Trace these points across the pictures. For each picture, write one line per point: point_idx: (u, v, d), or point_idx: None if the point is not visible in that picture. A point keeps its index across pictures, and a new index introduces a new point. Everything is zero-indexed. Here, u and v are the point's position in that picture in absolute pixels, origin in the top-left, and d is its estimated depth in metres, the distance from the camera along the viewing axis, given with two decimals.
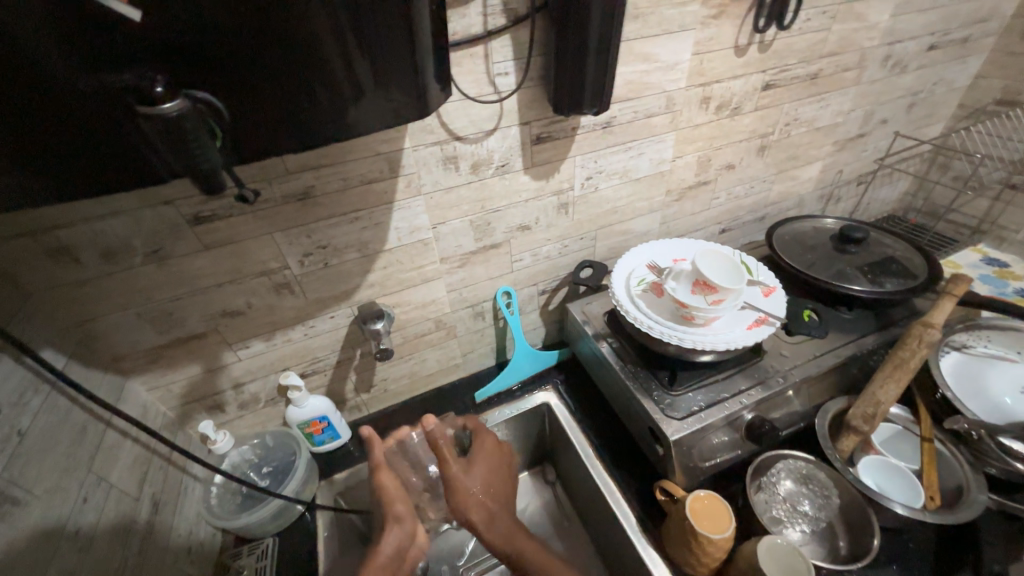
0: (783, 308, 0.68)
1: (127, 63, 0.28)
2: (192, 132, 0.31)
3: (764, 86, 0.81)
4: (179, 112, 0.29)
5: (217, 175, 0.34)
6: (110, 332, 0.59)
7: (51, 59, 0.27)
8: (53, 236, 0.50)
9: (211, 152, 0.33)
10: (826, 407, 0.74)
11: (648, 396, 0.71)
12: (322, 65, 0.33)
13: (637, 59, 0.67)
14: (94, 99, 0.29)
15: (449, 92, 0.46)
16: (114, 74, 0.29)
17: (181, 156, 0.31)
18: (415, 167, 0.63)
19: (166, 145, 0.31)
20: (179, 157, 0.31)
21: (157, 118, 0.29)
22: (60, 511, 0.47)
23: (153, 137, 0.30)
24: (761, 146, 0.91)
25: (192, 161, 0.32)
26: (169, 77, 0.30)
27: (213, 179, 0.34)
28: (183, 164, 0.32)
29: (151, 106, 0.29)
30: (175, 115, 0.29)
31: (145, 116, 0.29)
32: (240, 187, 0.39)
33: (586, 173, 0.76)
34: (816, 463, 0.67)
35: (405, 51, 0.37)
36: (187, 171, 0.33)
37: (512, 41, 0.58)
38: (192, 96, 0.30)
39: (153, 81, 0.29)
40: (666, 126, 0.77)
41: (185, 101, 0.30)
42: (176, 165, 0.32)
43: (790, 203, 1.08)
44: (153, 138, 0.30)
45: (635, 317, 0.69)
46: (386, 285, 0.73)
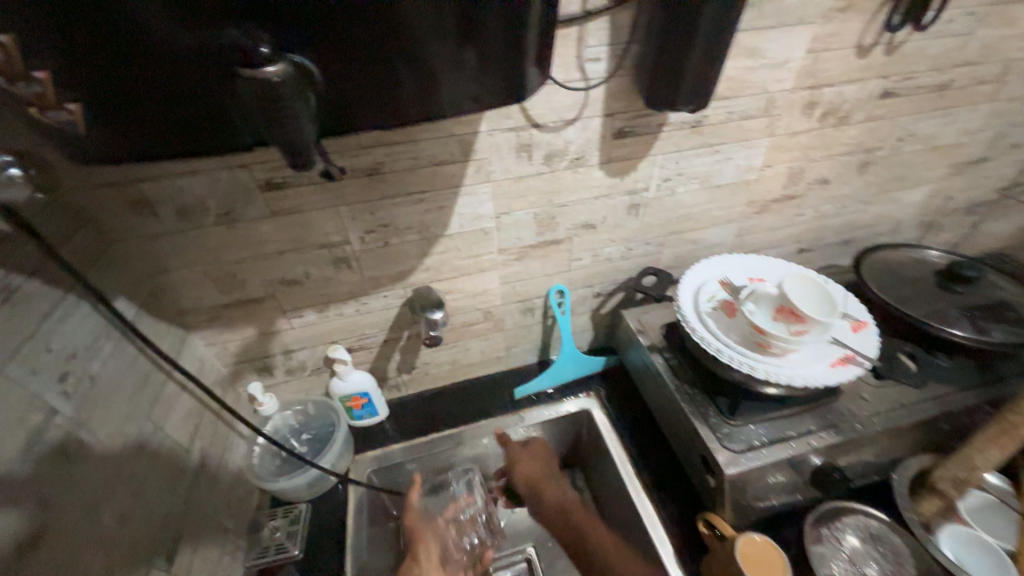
0: (874, 347, 0.61)
1: (230, 20, 0.27)
2: (288, 99, 0.29)
3: (882, 94, 0.72)
4: (281, 77, 0.28)
5: (305, 150, 0.32)
6: (178, 286, 0.61)
7: (155, 9, 0.26)
8: (137, 188, 0.51)
9: (305, 123, 0.30)
10: (907, 462, 0.66)
11: (704, 422, 0.66)
12: (424, 33, 0.30)
13: (743, 53, 0.60)
14: (190, 58, 0.27)
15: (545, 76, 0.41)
16: (216, 32, 0.27)
17: (272, 127, 0.30)
18: (487, 152, 0.60)
19: (262, 114, 0.29)
20: (272, 129, 0.30)
21: (259, 82, 0.28)
22: (119, 455, 0.49)
23: (249, 101, 0.29)
24: (864, 162, 0.81)
25: (281, 132, 0.30)
26: (269, 38, 0.28)
27: (302, 153, 0.31)
28: (275, 134, 0.30)
29: (253, 68, 0.28)
30: (277, 80, 0.28)
31: (246, 79, 0.28)
32: (327, 164, 0.37)
33: (665, 174, 0.71)
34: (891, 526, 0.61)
35: (512, 23, 0.33)
36: (274, 142, 0.31)
37: (609, 24, 0.53)
38: (292, 60, 0.28)
39: (256, 41, 0.27)
40: (761, 131, 0.70)
41: (286, 65, 0.28)
42: (268, 135, 0.30)
43: (884, 228, 0.96)
44: (251, 104, 0.29)
45: (702, 337, 0.64)
46: (441, 270, 0.71)
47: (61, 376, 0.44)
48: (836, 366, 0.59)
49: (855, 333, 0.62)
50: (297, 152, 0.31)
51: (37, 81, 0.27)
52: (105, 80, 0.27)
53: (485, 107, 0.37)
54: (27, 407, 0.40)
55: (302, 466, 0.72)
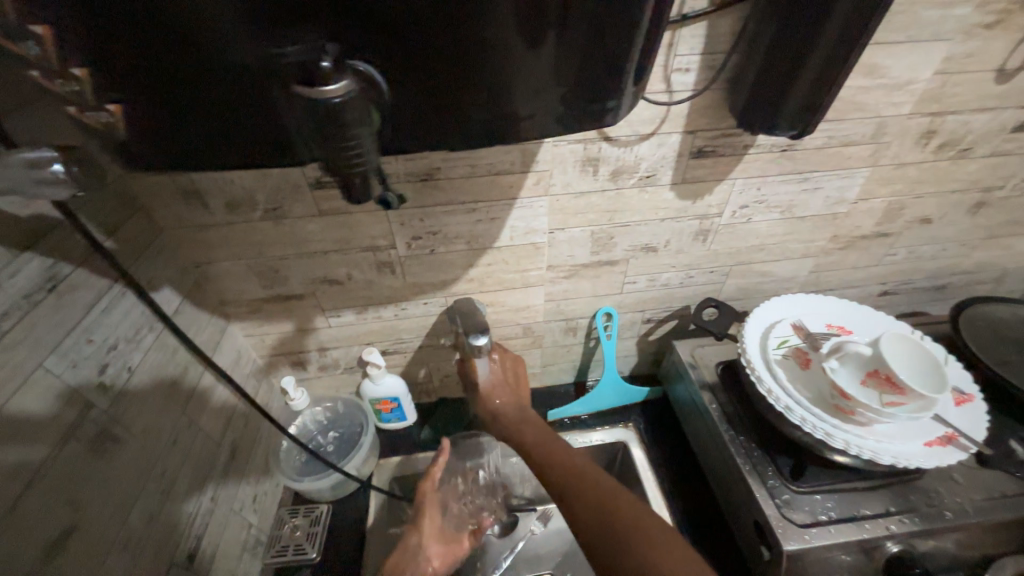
0: (979, 430, 0.52)
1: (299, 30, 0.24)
2: (352, 124, 0.25)
3: (1016, 127, 0.61)
4: (343, 98, 0.24)
5: (364, 176, 0.28)
6: (222, 277, 0.60)
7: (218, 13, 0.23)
8: (188, 178, 0.50)
9: (367, 146, 0.27)
10: (1003, 563, 0.57)
11: (761, 484, 0.59)
12: (514, 45, 0.26)
13: (858, 71, 0.52)
14: (246, 70, 0.25)
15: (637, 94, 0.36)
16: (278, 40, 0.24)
17: (331, 153, 0.26)
18: (550, 164, 0.55)
19: (318, 138, 0.25)
20: (330, 155, 0.26)
21: (318, 102, 0.24)
22: (150, 451, 0.49)
23: (305, 122, 0.25)
24: (978, 202, 0.71)
25: (344, 161, 0.26)
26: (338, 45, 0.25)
27: (361, 180, 0.28)
28: (331, 159, 0.27)
29: (316, 88, 0.24)
30: (339, 102, 0.24)
31: (303, 97, 0.24)
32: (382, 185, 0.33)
33: (742, 200, 0.63)
34: None
35: (616, 38, 0.28)
36: (330, 169, 0.27)
37: (706, 31, 0.47)
38: (357, 72, 0.25)
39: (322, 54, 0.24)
40: (863, 160, 0.61)
41: (353, 83, 0.24)
42: (323, 159, 0.27)
43: (986, 276, 0.84)
44: (307, 125, 0.25)
45: (769, 389, 0.57)
46: (485, 282, 0.67)
47: (100, 368, 0.44)
48: (933, 445, 0.51)
49: (958, 407, 0.55)
50: (355, 181, 0.28)
51: (78, 78, 0.25)
52: (151, 82, 0.25)
53: (568, 130, 0.33)
54: (65, 400, 0.40)
55: (325, 469, 0.70)
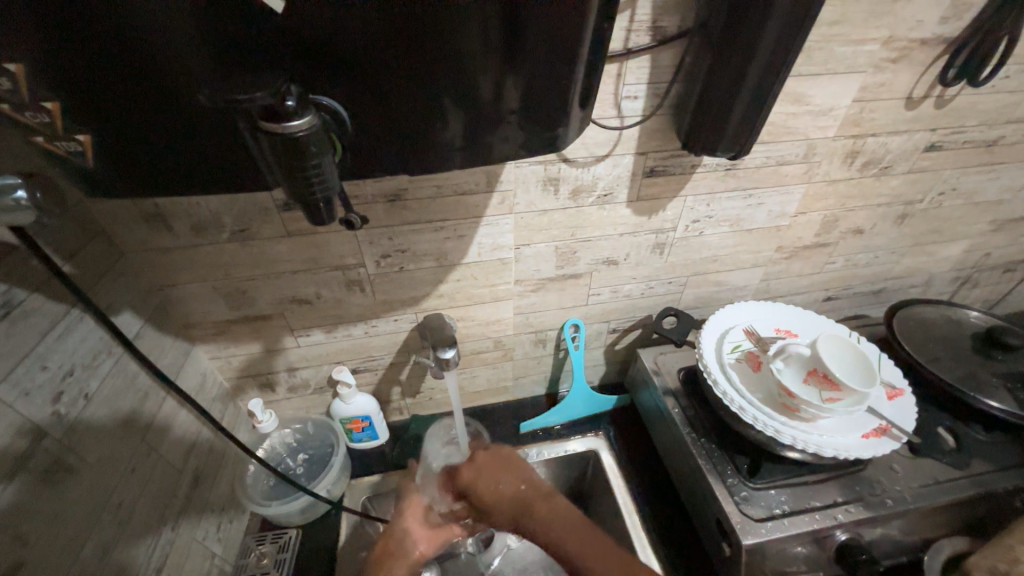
0: (909, 421, 0.58)
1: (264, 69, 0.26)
2: (314, 154, 0.27)
3: (928, 147, 0.69)
4: (307, 131, 0.26)
5: (327, 201, 0.30)
6: (185, 299, 0.59)
7: (189, 55, 0.25)
8: (152, 202, 0.50)
9: (330, 175, 0.28)
10: (940, 545, 0.62)
11: (721, 482, 0.62)
12: (466, 81, 0.29)
13: (787, 99, 0.57)
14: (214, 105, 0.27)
15: (586, 122, 0.39)
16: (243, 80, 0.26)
17: (294, 181, 0.27)
18: (513, 184, 0.57)
19: (280, 168, 0.27)
20: (293, 183, 0.28)
21: (280, 136, 0.25)
22: (106, 482, 0.47)
23: (268, 153, 0.26)
24: (902, 214, 0.78)
25: (305, 189, 0.28)
26: (298, 83, 0.27)
27: (324, 206, 0.30)
28: (294, 188, 0.28)
29: (279, 124, 0.25)
30: (303, 135, 0.26)
31: (266, 130, 0.26)
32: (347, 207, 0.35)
33: (694, 215, 0.68)
34: None
35: (560, 74, 0.31)
36: (293, 195, 0.29)
37: (650, 64, 0.51)
38: (320, 105, 0.27)
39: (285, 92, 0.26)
40: (798, 177, 0.67)
41: (314, 118, 0.26)
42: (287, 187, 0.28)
43: (916, 280, 0.92)
44: (269, 156, 0.27)
45: (724, 391, 0.60)
46: (455, 297, 0.69)
47: (54, 396, 0.43)
48: (869, 437, 0.56)
49: (891, 401, 0.60)
50: (318, 205, 0.29)
51: (47, 112, 0.26)
52: (119, 116, 0.26)
53: (522, 152, 0.35)
54: (17, 430, 0.39)
55: (295, 491, 0.69)
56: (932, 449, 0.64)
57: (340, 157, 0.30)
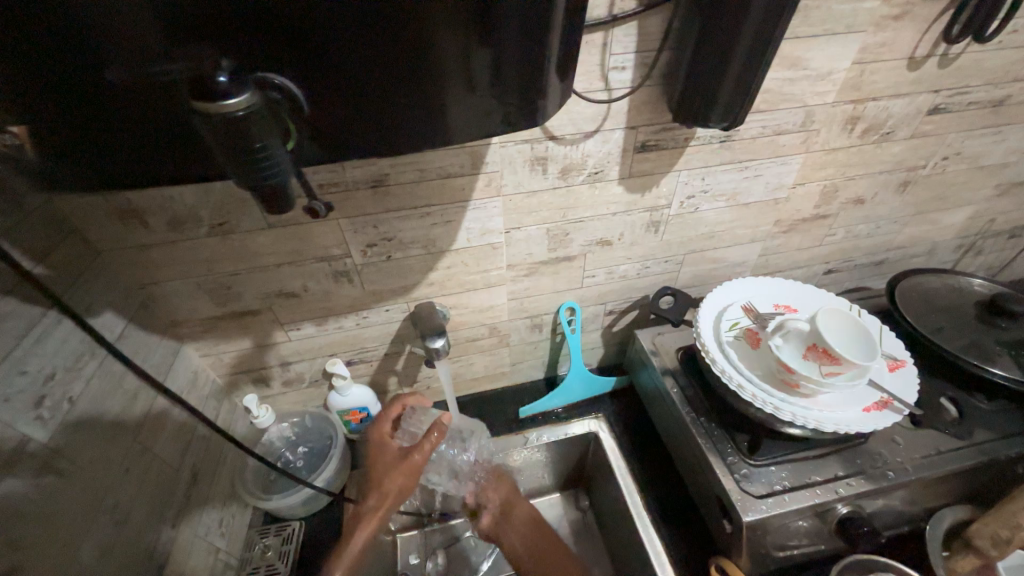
0: (913, 393, 0.56)
1: (209, 42, 0.24)
2: (258, 137, 0.25)
3: (931, 110, 0.66)
4: (246, 110, 0.24)
5: (282, 189, 0.28)
6: (169, 297, 0.58)
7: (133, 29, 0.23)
8: (123, 197, 0.48)
9: (280, 161, 0.27)
10: (943, 513, 0.61)
11: (720, 460, 0.61)
12: (430, 52, 0.27)
13: (783, 64, 0.55)
14: (160, 86, 0.25)
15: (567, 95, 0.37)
16: (183, 55, 0.24)
17: (240, 166, 0.26)
18: (499, 165, 0.55)
19: (223, 153, 0.25)
20: (240, 169, 0.26)
21: (215, 117, 0.24)
22: (99, 482, 0.47)
23: (207, 136, 0.25)
24: (904, 182, 0.76)
25: (256, 174, 0.26)
26: (238, 60, 0.25)
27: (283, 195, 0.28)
28: (250, 176, 0.26)
29: (214, 103, 0.23)
30: (242, 114, 0.24)
31: (199, 111, 0.24)
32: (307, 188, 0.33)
33: (688, 190, 0.66)
34: None
35: (533, 40, 0.29)
36: (244, 183, 0.27)
37: (637, 31, 0.49)
38: (267, 82, 0.26)
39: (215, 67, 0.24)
40: (795, 147, 0.64)
41: (254, 95, 0.24)
42: (242, 177, 0.27)
43: (918, 249, 0.90)
44: (209, 139, 0.25)
45: (722, 369, 0.60)
46: (446, 285, 0.67)
47: (37, 401, 0.42)
48: (870, 411, 0.55)
49: (892, 373, 0.58)
50: (275, 193, 0.28)
51: None
52: (54, 100, 0.25)
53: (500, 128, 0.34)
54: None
55: (295, 485, 0.69)
56: (935, 419, 0.64)
57: (294, 140, 0.29)
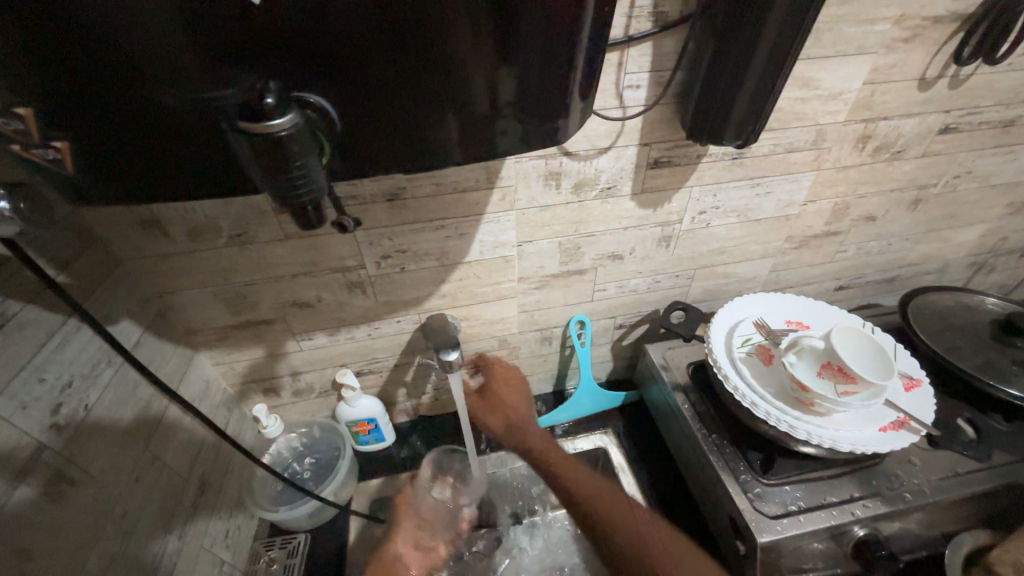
0: (929, 413, 0.56)
1: (249, 65, 0.25)
2: (297, 156, 0.26)
3: (942, 129, 0.66)
4: (288, 129, 0.24)
5: (316, 207, 0.28)
6: (185, 306, 0.58)
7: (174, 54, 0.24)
8: (146, 208, 0.49)
9: (316, 179, 0.27)
10: (960, 539, 0.60)
11: (733, 479, 0.61)
12: (459, 72, 0.28)
13: (795, 84, 0.56)
14: (199, 107, 0.26)
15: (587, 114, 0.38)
16: (229, 81, 0.25)
17: (277, 184, 0.26)
18: (514, 179, 0.56)
19: (259, 170, 0.26)
20: (277, 187, 0.26)
21: (258, 136, 0.24)
22: (111, 489, 0.47)
23: (246, 155, 0.25)
24: (915, 199, 0.76)
25: (293, 192, 0.27)
26: (278, 81, 0.26)
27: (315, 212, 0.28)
28: (285, 195, 0.27)
29: (257, 124, 0.24)
30: (284, 134, 0.24)
31: (241, 130, 0.24)
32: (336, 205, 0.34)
33: (700, 206, 0.66)
34: None
35: (558, 63, 0.30)
36: (276, 198, 0.27)
37: (652, 51, 0.49)
38: (304, 101, 0.26)
39: (261, 91, 0.24)
40: (807, 165, 0.65)
41: (296, 116, 0.25)
42: (276, 195, 0.27)
43: (929, 267, 0.90)
44: (247, 158, 0.25)
45: (735, 386, 0.59)
46: (457, 297, 0.68)
47: (54, 408, 0.43)
48: (887, 431, 0.54)
49: (908, 392, 0.58)
50: (308, 210, 0.28)
51: (20, 117, 0.25)
52: (97, 120, 0.26)
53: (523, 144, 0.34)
54: (14, 445, 0.39)
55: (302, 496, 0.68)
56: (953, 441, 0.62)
57: (327, 159, 0.29)
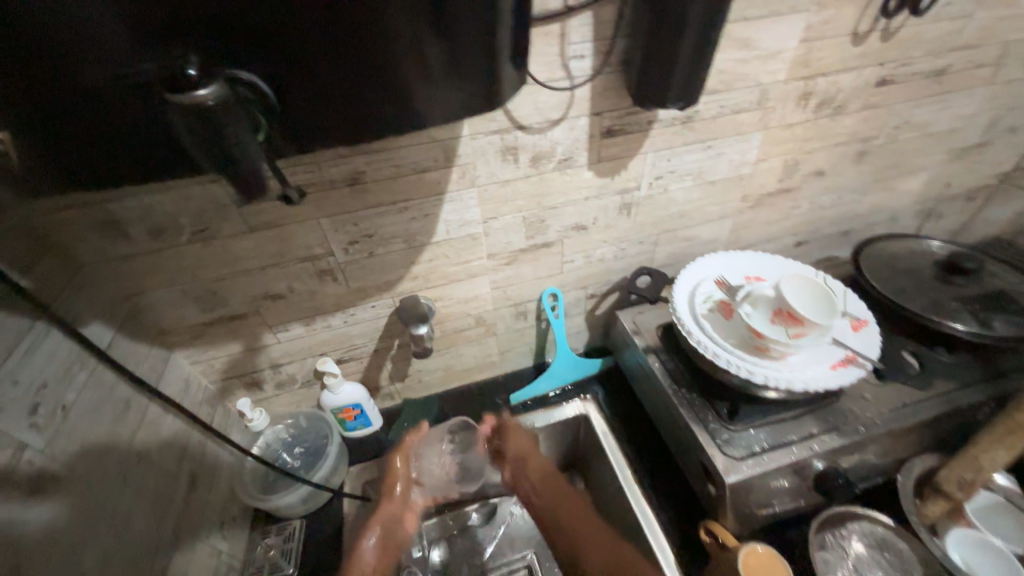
0: (874, 349, 0.60)
1: (176, 41, 0.26)
2: (228, 125, 0.27)
3: (879, 82, 0.70)
4: (214, 99, 0.26)
5: (255, 176, 0.30)
6: (156, 306, 0.59)
7: (103, 36, 0.25)
8: (103, 208, 0.49)
9: (250, 144, 0.29)
10: (911, 464, 0.65)
11: (702, 427, 0.64)
12: (388, 42, 0.29)
13: (734, 46, 0.58)
14: (132, 85, 0.27)
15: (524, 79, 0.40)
16: (151, 51, 0.26)
17: (211, 150, 0.28)
18: (471, 156, 0.57)
19: (196, 141, 0.27)
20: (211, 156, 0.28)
21: (189, 107, 0.25)
22: (98, 485, 0.48)
23: (181, 128, 0.26)
24: (860, 152, 0.80)
25: (228, 160, 0.28)
26: (205, 55, 0.27)
27: (254, 181, 0.30)
28: (223, 164, 0.29)
29: (184, 95, 0.25)
30: (210, 104, 0.26)
31: (172, 104, 0.25)
32: (281, 179, 0.35)
33: (656, 171, 0.68)
34: (897, 531, 0.58)
35: (485, 30, 0.31)
36: (218, 168, 0.29)
37: (592, 20, 0.51)
38: (235, 77, 0.27)
39: (183, 63, 0.26)
40: (754, 124, 0.68)
41: (221, 87, 0.26)
42: (214, 166, 0.29)
43: (881, 217, 0.95)
44: (181, 130, 0.27)
45: (697, 340, 0.63)
46: (429, 278, 0.69)
47: (30, 409, 0.43)
48: (836, 369, 0.58)
49: (856, 332, 0.62)
50: (247, 179, 0.30)
51: None
52: (30, 107, 0.26)
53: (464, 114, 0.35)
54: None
55: (294, 483, 0.70)
56: (896, 373, 0.68)
57: (264, 134, 0.30)
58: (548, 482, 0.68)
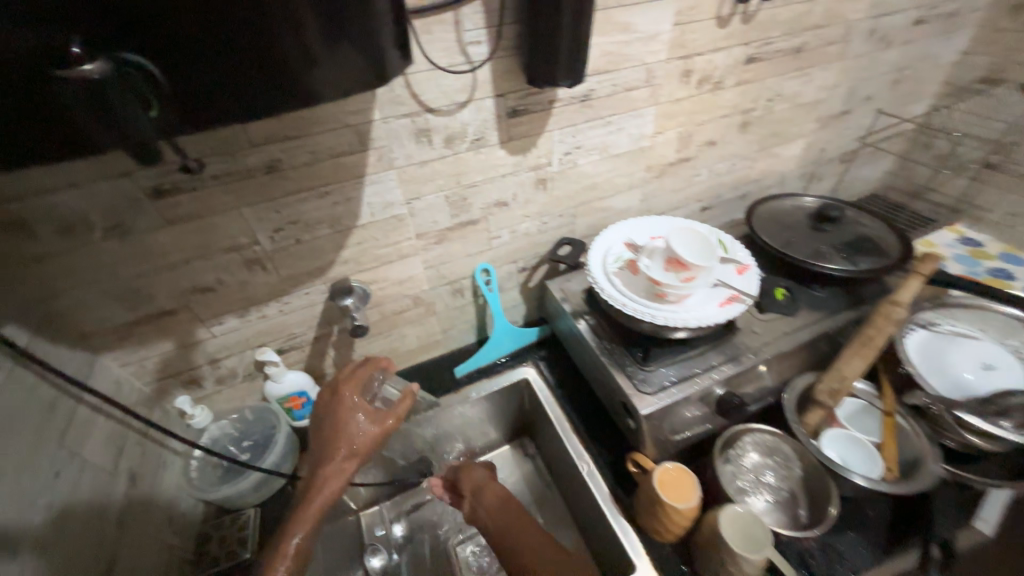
0: (755, 287, 0.69)
1: (60, 27, 0.28)
2: (117, 101, 0.31)
3: (748, 59, 0.80)
4: (100, 75, 0.29)
5: (151, 145, 0.34)
6: (75, 307, 0.58)
7: None
8: (5, 208, 0.48)
9: (140, 121, 0.33)
10: (793, 382, 0.75)
11: (622, 372, 0.72)
12: (268, 24, 0.32)
13: (615, 29, 0.65)
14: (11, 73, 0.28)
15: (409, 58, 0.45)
16: (36, 34, 0.27)
17: (103, 123, 0.31)
18: (386, 139, 0.61)
19: (86, 113, 0.30)
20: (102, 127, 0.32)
21: (77, 83, 0.29)
22: (32, 483, 0.48)
23: (71, 103, 0.30)
24: (743, 122, 0.91)
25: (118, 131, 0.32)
26: (90, 39, 0.29)
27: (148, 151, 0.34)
28: (117, 137, 0.32)
29: (69, 70, 0.28)
30: (97, 78, 0.29)
31: (62, 81, 0.29)
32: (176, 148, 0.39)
33: (564, 147, 0.75)
34: (782, 436, 0.69)
35: (356, 10, 0.36)
36: (116, 140, 0.33)
37: (483, 8, 0.56)
38: (119, 59, 0.30)
39: (66, 43, 0.28)
40: (646, 100, 0.76)
41: (105, 65, 0.29)
42: (111, 139, 0.32)
43: (772, 181, 1.08)
44: (71, 106, 0.30)
45: (609, 295, 0.70)
46: (361, 261, 0.72)
47: None
48: (723, 306, 0.67)
49: (741, 275, 0.71)
50: (145, 150, 0.34)
51: None
52: None
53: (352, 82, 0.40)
54: None
55: (245, 471, 0.72)
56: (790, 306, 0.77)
57: (158, 109, 0.33)
58: (504, 514, 0.72)
